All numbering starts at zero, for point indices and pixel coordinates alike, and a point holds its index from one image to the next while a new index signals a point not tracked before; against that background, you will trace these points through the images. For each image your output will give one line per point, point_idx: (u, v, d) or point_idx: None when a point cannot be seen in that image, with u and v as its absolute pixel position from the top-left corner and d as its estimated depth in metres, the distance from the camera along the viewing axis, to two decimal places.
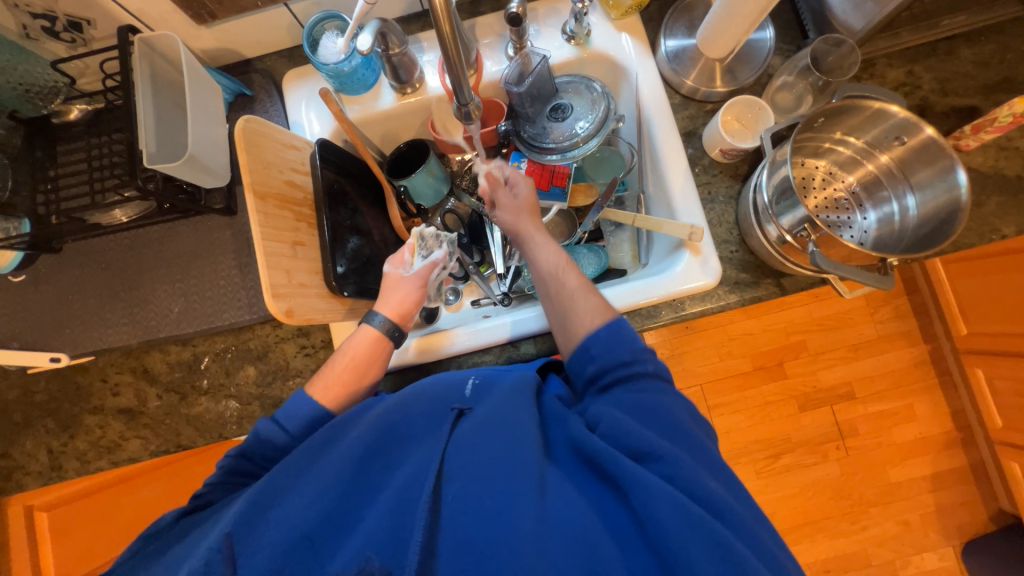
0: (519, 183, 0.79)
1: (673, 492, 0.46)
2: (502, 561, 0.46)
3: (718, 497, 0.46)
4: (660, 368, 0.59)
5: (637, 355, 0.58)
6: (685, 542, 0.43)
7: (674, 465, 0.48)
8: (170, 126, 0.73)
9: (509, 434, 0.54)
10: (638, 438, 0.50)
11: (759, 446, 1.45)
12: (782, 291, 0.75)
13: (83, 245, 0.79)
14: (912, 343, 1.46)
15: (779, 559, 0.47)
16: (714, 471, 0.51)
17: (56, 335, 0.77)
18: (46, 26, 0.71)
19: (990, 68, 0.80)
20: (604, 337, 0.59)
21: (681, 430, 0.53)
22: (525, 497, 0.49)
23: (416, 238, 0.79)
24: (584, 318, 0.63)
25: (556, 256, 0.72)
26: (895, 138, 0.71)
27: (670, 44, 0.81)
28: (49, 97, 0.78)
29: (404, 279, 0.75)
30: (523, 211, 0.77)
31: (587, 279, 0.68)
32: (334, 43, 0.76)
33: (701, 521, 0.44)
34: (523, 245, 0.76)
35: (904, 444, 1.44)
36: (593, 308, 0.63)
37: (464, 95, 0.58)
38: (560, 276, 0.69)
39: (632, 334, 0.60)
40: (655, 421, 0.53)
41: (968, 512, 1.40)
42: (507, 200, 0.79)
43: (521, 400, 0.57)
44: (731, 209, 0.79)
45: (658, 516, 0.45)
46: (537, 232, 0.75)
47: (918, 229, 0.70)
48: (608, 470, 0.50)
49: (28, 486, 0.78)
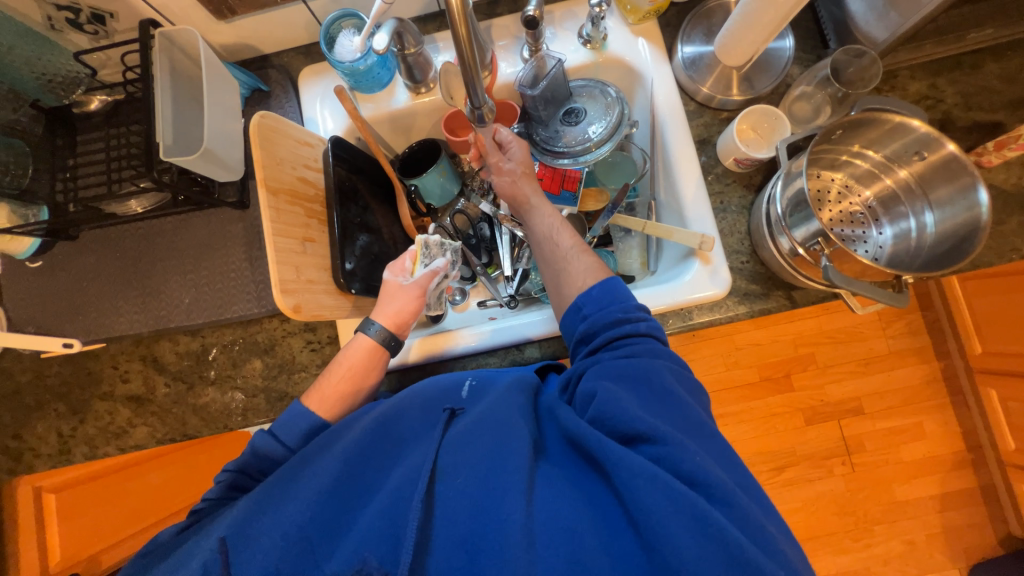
0: (513, 145, 0.76)
1: (656, 471, 0.45)
2: (490, 549, 0.46)
3: (705, 474, 0.45)
4: (654, 329, 0.58)
5: (629, 313, 0.58)
6: (665, 519, 0.43)
7: (660, 443, 0.48)
8: (187, 120, 0.74)
9: (498, 425, 0.55)
10: (622, 413, 0.50)
11: (764, 458, 1.44)
12: (792, 304, 0.74)
13: (99, 234, 0.81)
14: (925, 360, 1.44)
15: (777, 542, 0.45)
16: (709, 448, 0.50)
17: (70, 321, 0.79)
18: (71, 17, 0.72)
19: (1017, 84, 0.78)
20: (596, 295, 0.60)
21: (671, 398, 0.52)
22: (512, 482, 0.49)
23: (421, 246, 0.79)
24: (578, 279, 0.64)
25: (552, 216, 0.73)
26: (916, 152, 0.69)
27: (687, 51, 0.80)
28: (70, 88, 0.78)
29: (403, 287, 0.75)
30: (518, 174, 0.76)
31: (580, 240, 0.69)
32: (351, 41, 0.76)
33: (684, 499, 0.43)
34: (521, 211, 0.76)
35: (913, 462, 1.42)
36: (587, 268, 0.65)
37: (477, 98, 0.58)
38: (555, 237, 0.70)
39: (625, 293, 0.61)
40: (644, 393, 0.52)
41: (977, 535, 1.37)
42: (503, 164, 0.76)
43: (511, 396, 0.59)
44: (743, 220, 0.78)
45: (640, 497, 0.45)
46: (534, 196, 0.75)
47: (937, 245, 0.68)
48: (596, 454, 0.50)
49: (37, 468, 0.79)
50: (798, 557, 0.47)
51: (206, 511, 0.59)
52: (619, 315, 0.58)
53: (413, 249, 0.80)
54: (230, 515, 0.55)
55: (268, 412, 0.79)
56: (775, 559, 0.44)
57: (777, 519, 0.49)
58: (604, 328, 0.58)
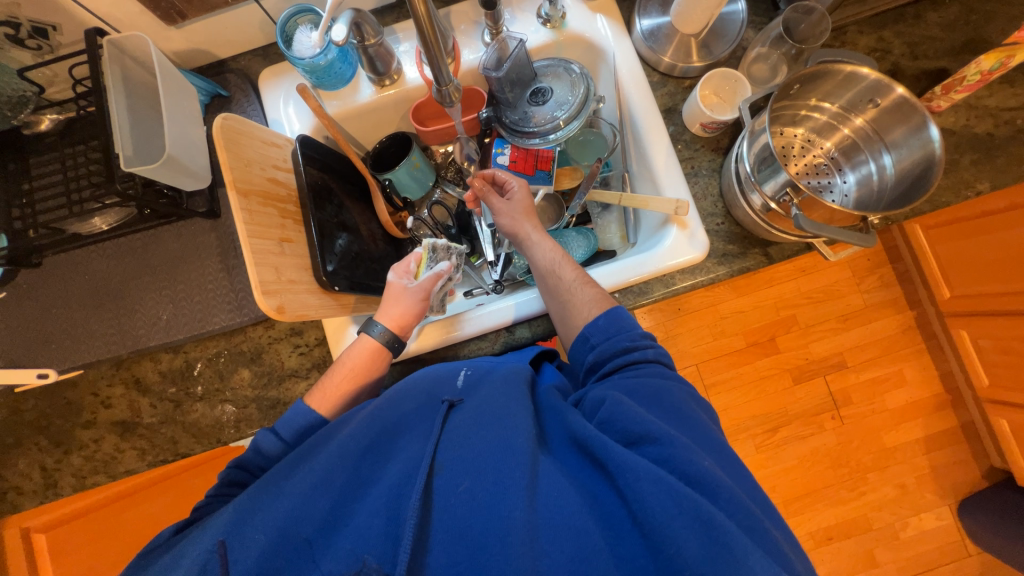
0: (512, 184, 0.79)
1: (661, 473, 0.45)
2: (491, 545, 0.46)
3: (709, 476, 0.46)
4: (662, 356, 0.60)
5: (636, 340, 0.60)
6: (669, 519, 0.43)
7: (665, 445, 0.48)
8: (146, 130, 0.72)
9: (500, 422, 0.55)
10: (629, 417, 0.51)
11: (757, 421, 1.47)
12: (769, 260, 0.76)
13: (64, 257, 0.78)
14: (898, 310, 1.49)
15: (777, 541, 0.46)
16: (714, 453, 0.50)
17: (42, 350, 0.75)
18: (10, 33, 0.69)
19: (957, 30, 0.82)
20: (603, 325, 0.62)
21: (680, 413, 0.53)
22: (515, 481, 0.49)
23: (428, 250, 0.79)
24: (582, 310, 0.65)
25: (553, 250, 0.73)
26: (869, 100, 0.72)
27: (645, 23, 0.81)
28: (18, 108, 0.75)
29: (406, 290, 0.74)
30: (518, 213, 0.76)
31: (582, 271, 0.70)
32: (309, 37, 0.75)
33: (687, 498, 0.44)
34: (520, 246, 0.76)
35: (896, 409, 1.47)
36: (590, 300, 0.66)
37: (443, 77, 0.57)
38: (558, 270, 0.70)
39: (631, 320, 0.62)
40: (653, 405, 0.53)
41: (962, 471, 1.43)
42: (502, 205, 0.77)
43: (513, 392, 0.59)
44: (715, 182, 0.80)
45: (644, 496, 0.45)
46: (534, 231, 0.75)
47: (898, 186, 0.71)
48: (599, 455, 0.50)
49: (24, 506, 0.77)
50: (796, 553, 0.48)
51: (206, 509, 0.59)
52: (626, 343, 0.59)
53: (418, 251, 0.79)
54: (227, 511, 0.53)
55: (262, 421, 0.78)
56: (775, 557, 0.44)
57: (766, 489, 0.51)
58: (612, 356, 0.60)
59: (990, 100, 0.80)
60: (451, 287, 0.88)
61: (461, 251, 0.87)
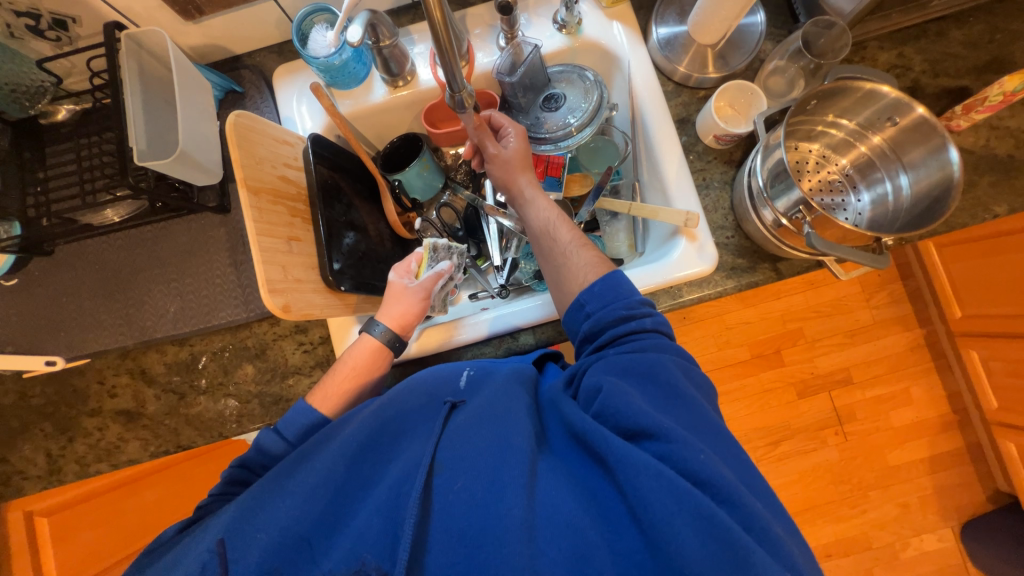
0: (508, 128, 0.77)
1: (660, 468, 0.45)
2: (490, 544, 0.46)
3: (711, 472, 0.45)
4: (660, 324, 0.58)
5: (633, 308, 0.58)
6: (669, 518, 0.43)
7: (664, 441, 0.47)
8: (160, 124, 0.73)
9: (499, 420, 0.55)
10: (628, 409, 0.50)
11: (759, 434, 1.46)
12: (779, 276, 0.75)
13: (74, 247, 0.78)
14: (907, 327, 1.47)
15: (786, 546, 0.44)
16: (716, 447, 0.49)
17: (51, 337, 0.76)
18: (30, 24, 0.71)
19: (980, 49, 0.80)
20: (598, 290, 0.60)
21: (681, 398, 0.51)
22: (514, 480, 0.49)
23: (428, 250, 0.78)
24: (580, 273, 0.64)
25: (548, 209, 0.73)
26: (888, 118, 0.71)
27: (661, 32, 0.81)
28: (36, 97, 0.77)
29: (408, 290, 0.74)
30: (513, 164, 0.75)
31: (579, 233, 0.69)
32: (324, 36, 0.75)
33: (688, 496, 0.43)
34: (514, 202, 0.76)
35: (901, 427, 1.45)
36: (587, 263, 0.65)
37: (457, 82, 0.56)
38: (553, 231, 0.70)
39: (628, 286, 0.61)
40: (652, 390, 0.52)
41: (967, 493, 1.41)
42: (497, 153, 0.76)
43: (513, 391, 0.59)
44: (726, 195, 0.79)
45: (644, 493, 0.44)
46: (527, 188, 0.74)
47: (914, 207, 0.70)
48: (599, 451, 0.49)
49: (27, 491, 0.77)
50: (804, 560, 0.47)
51: (209, 507, 0.59)
52: (623, 312, 0.58)
53: (419, 251, 0.80)
54: (228, 512, 0.54)
55: (264, 417, 0.78)
56: (777, 557, 0.43)
57: (774, 507, 0.50)
58: (609, 325, 0.58)
59: (1012, 121, 0.79)
60: (452, 288, 0.88)
61: (462, 251, 0.87)
